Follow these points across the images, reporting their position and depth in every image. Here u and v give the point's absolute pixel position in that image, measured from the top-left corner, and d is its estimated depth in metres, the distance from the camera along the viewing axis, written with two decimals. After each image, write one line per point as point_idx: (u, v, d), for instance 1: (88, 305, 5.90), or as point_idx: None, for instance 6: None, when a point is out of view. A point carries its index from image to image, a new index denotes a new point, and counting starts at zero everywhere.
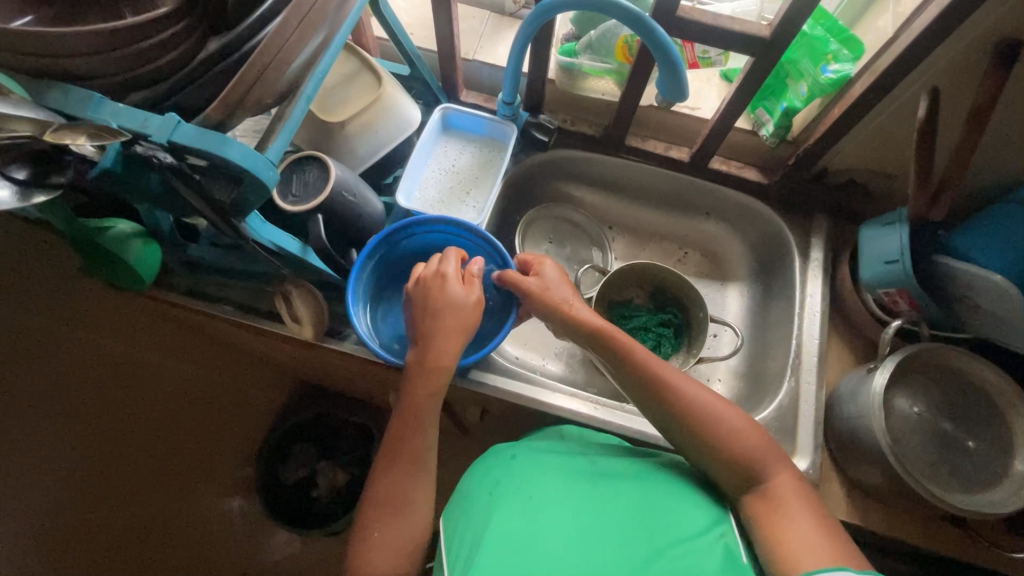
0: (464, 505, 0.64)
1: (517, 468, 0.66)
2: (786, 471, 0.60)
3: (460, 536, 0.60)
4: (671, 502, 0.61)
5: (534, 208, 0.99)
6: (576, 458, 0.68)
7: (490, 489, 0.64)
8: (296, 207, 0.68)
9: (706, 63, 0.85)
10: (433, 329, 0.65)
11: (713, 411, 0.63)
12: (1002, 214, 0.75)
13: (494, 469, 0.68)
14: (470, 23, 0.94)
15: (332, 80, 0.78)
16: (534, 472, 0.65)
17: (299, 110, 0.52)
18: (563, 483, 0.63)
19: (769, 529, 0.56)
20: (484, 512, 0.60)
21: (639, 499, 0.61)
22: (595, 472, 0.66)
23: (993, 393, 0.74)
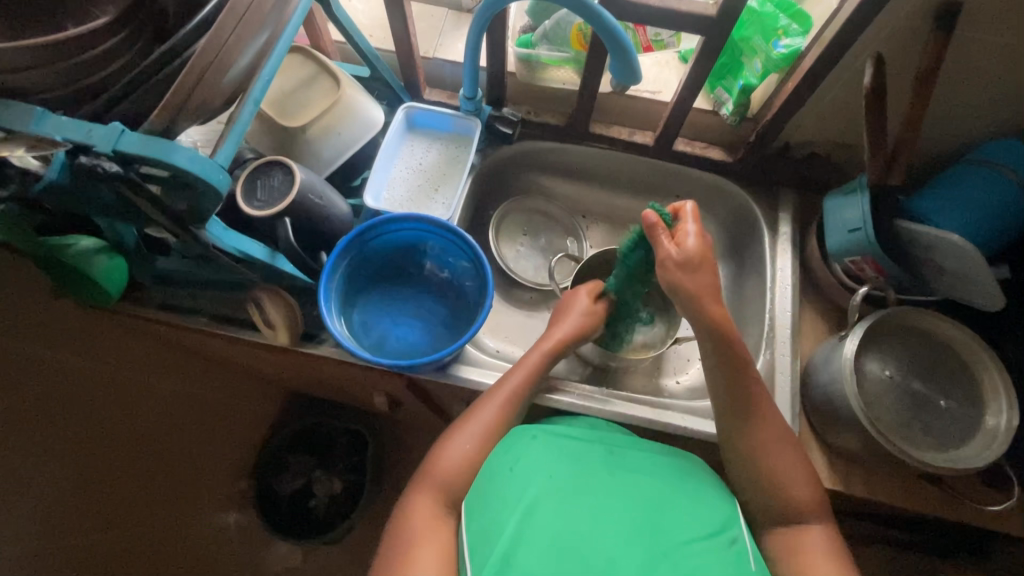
0: (483, 484, 0.62)
1: (539, 450, 0.64)
2: (809, 494, 0.63)
3: (477, 514, 0.59)
4: (681, 499, 0.61)
5: (506, 202, 1.00)
6: (591, 446, 0.67)
7: (511, 467, 0.63)
8: (262, 211, 0.67)
9: (660, 45, 0.89)
10: (519, 364, 0.74)
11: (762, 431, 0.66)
12: (958, 177, 0.77)
13: (511, 447, 0.66)
14: (429, 22, 0.95)
15: (291, 85, 0.78)
16: (554, 462, 0.62)
17: (249, 113, 0.53)
18: (581, 473, 0.62)
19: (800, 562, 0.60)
20: (508, 496, 0.59)
21: (649, 492, 0.61)
22: (610, 462, 0.65)
23: (960, 350, 0.76)
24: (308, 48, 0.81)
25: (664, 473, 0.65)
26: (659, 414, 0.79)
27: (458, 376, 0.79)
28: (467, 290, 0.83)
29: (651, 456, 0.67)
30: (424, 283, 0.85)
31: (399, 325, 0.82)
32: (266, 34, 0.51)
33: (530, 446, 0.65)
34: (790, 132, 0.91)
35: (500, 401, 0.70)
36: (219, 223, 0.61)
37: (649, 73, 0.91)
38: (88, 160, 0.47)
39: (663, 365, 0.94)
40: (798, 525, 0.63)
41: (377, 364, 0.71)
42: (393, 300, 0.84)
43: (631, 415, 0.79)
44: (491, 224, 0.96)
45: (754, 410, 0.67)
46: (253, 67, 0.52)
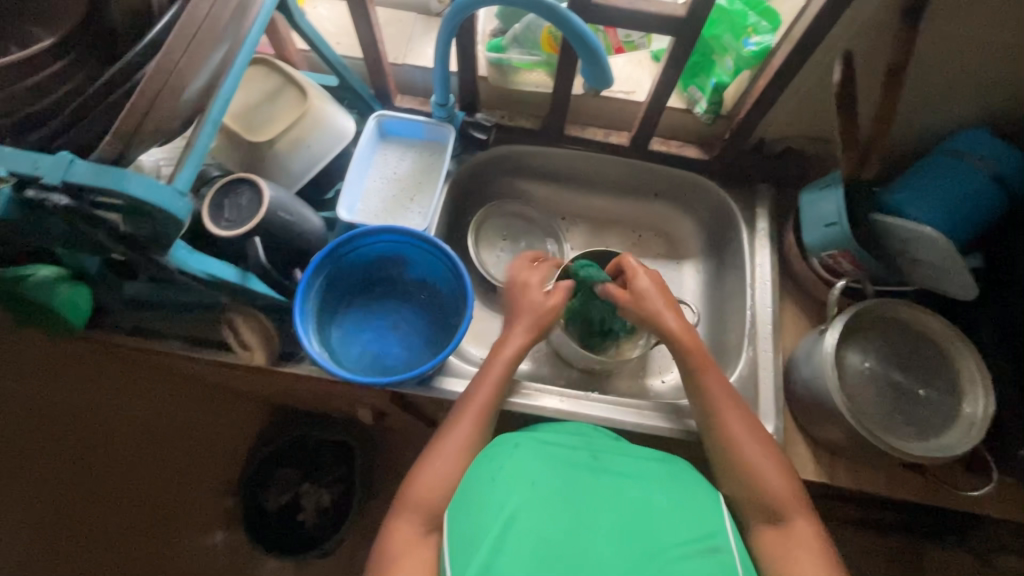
0: (466, 491, 0.61)
1: (522, 459, 0.63)
2: (792, 497, 0.63)
3: (459, 524, 0.57)
4: (666, 500, 0.61)
5: (484, 206, 0.99)
6: (576, 452, 0.66)
7: (493, 475, 0.61)
8: (230, 231, 0.65)
9: (632, 46, 0.91)
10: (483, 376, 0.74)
11: (727, 422, 0.68)
12: (928, 168, 0.78)
13: (494, 456, 0.64)
14: (397, 27, 0.93)
15: (256, 99, 0.76)
16: (538, 468, 0.62)
17: (206, 136, 0.52)
18: (566, 480, 0.61)
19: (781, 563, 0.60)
20: (488, 504, 0.57)
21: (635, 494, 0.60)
22: (595, 466, 0.64)
23: (937, 339, 0.77)
24: (272, 59, 0.78)
25: (649, 476, 0.64)
26: (642, 417, 0.80)
27: (443, 389, 0.78)
28: (448, 300, 0.82)
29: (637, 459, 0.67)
30: (403, 295, 0.84)
31: (379, 340, 0.81)
32: (223, 52, 0.49)
33: (513, 454, 0.64)
34: (764, 128, 0.91)
35: (474, 411, 0.71)
36: (183, 246, 0.58)
37: (622, 74, 0.91)
38: (35, 194, 0.45)
39: (648, 365, 0.94)
40: (793, 533, 0.62)
41: (358, 382, 0.69)
42: (372, 314, 0.82)
43: (617, 419, 0.80)
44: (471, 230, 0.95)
45: (712, 400, 0.70)
46: (210, 87, 0.50)
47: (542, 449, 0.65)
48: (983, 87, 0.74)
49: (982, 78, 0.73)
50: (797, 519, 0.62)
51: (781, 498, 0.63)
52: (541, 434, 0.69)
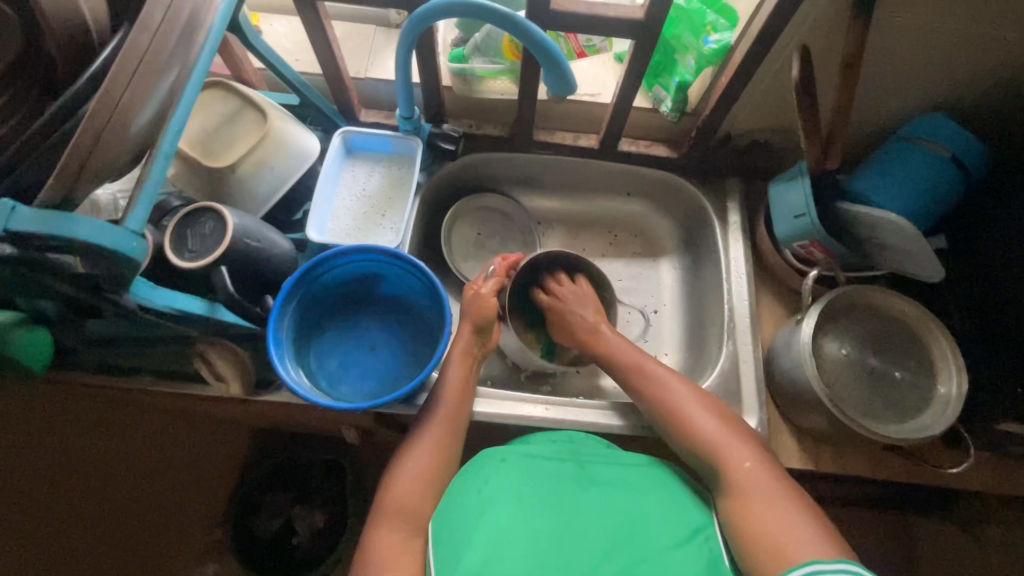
0: (453, 501, 0.62)
1: (510, 473, 0.63)
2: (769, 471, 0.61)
3: (444, 536, 0.58)
4: (653, 505, 0.62)
5: (456, 203, 0.96)
6: (566, 463, 0.66)
7: (480, 489, 0.62)
8: (194, 262, 0.63)
9: (593, 50, 0.88)
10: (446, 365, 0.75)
11: (666, 391, 0.71)
12: (890, 155, 0.79)
13: (480, 468, 0.65)
14: (356, 41, 0.91)
15: (214, 123, 0.74)
16: (526, 482, 0.62)
17: (158, 172, 0.50)
18: (552, 492, 0.62)
19: (749, 529, 0.58)
20: (476, 517, 0.58)
21: (620, 504, 0.62)
22: (584, 477, 0.65)
23: (910, 322, 0.79)
24: (228, 81, 0.76)
25: (636, 483, 0.65)
26: (629, 418, 0.79)
27: None
28: (426, 314, 0.81)
29: (625, 463, 0.67)
30: (380, 314, 0.83)
31: (359, 361, 0.79)
32: (169, 84, 0.48)
33: (500, 468, 0.64)
34: (730, 123, 0.92)
35: (446, 418, 0.71)
36: (145, 283, 0.57)
37: (587, 76, 0.91)
38: None
39: None
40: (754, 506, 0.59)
41: (338, 407, 0.67)
42: (350, 336, 0.81)
43: (605, 422, 0.78)
44: (444, 225, 0.93)
45: (644, 380, 0.73)
46: (158, 120, 0.48)
47: (528, 461, 0.65)
48: (938, 72, 0.76)
49: (936, 64, 0.75)
50: (739, 464, 0.62)
51: (723, 450, 0.64)
52: (526, 443, 0.68)
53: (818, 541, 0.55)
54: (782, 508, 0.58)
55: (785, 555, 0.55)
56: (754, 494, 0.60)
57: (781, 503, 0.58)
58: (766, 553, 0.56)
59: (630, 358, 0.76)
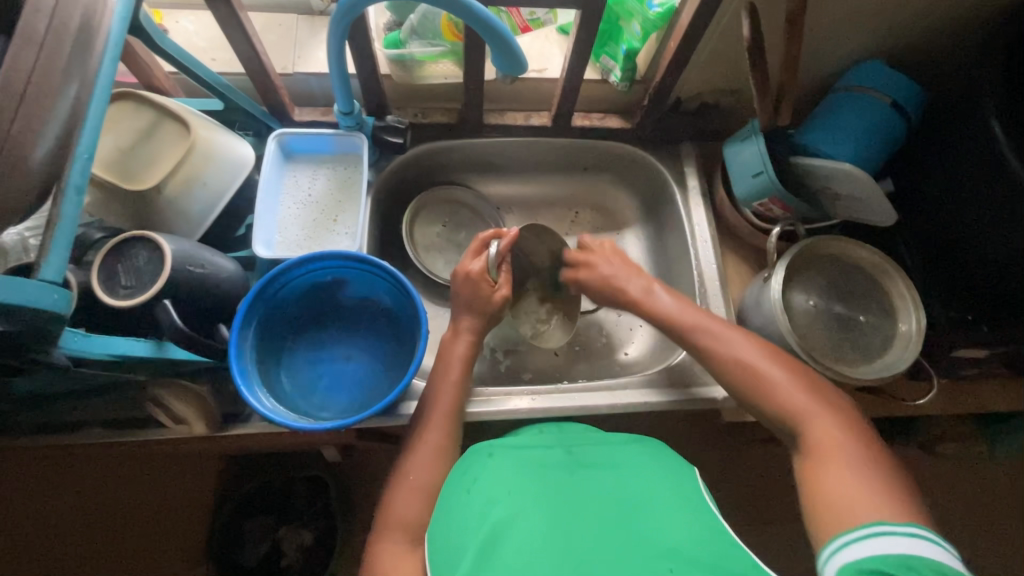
0: (446, 505, 0.60)
1: (498, 465, 0.62)
2: (830, 425, 0.59)
3: (439, 543, 0.56)
4: (643, 480, 0.59)
5: (416, 197, 0.92)
6: (552, 450, 0.64)
7: (469, 488, 0.60)
8: (131, 299, 0.56)
9: (536, 24, 0.83)
10: (442, 394, 0.71)
11: (734, 354, 0.68)
12: (837, 106, 0.81)
13: (469, 467, 0.63)
14: (279, 33, 0.84)
15: (128, 140, 0.66)
16: (514, 470, 0.60)
17: (72, 207, 0.44)
18: (542, 480, 0.59)
19: (812, 484, 0.56)
20: (466, 518, 0.56)
21: (612, 487, 0.58)
22: (573, 462, 0.62)
23: (868, 266, 0.82)
24: (138, 90, 0.68)
25: (628, 462, 0.62)
26: (617, 398, 0.78)
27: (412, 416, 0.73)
28: (399, 316, 0.77)
29: (614, 447, 0.65)
30: (350, 320, 0.78)
31: (337, 376, 0.75)
32: (68, 106, 0.41)
33: (489, 462, 0.63)
34: (679, 87, 0.91)
35: (440, 428, 0.69)
36: (77, 332, 0.50)
37: (530, 52, 0.88)
38: None
39: (609, 340, 0.93)
40: (818, 453, 0.58)
41: (314, 430, 0.63)
42: (324, 348, 0.76)
43: (593, 404, 0.78)
44: (404, 224, 0.89)
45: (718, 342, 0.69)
46: (61, 149, 0.42)
47: (518, 452, 0.64)
48: (874, 19, 0.77)
49: (873, 11, 0.76)
50: (823, 427, 0.60)
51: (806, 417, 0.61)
52: (513, 438, 0.68)
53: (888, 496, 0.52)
54: (852, 467, 0.55)
55: (849, 515, 0.52)
56: (829, 455, 0.57)
57: (857, 461, 0.56)
58: (833, 514, 0.53)
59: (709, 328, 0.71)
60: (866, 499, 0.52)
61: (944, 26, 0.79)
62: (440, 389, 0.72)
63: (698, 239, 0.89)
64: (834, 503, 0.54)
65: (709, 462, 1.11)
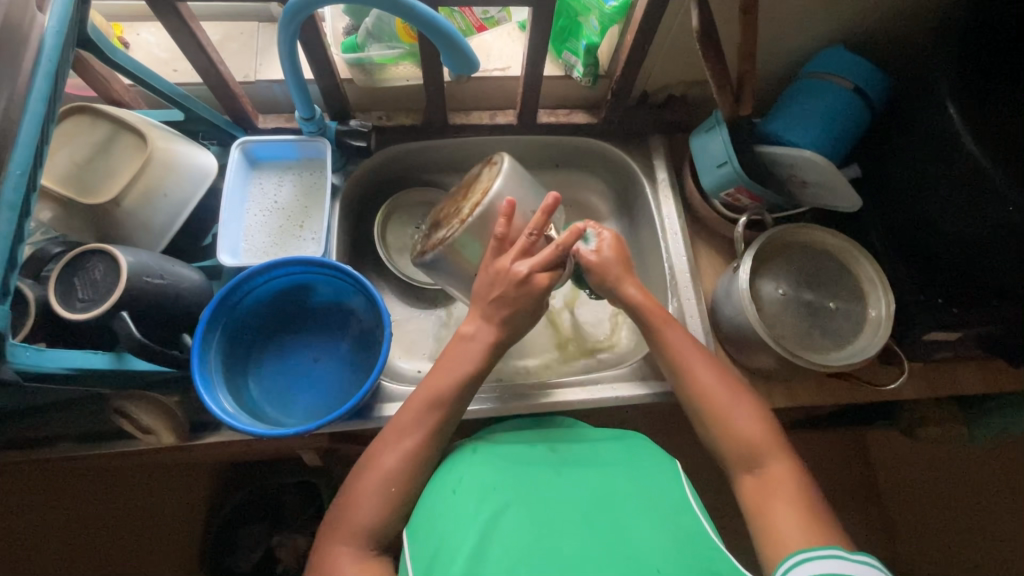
0: (429, 502, 0.60)
1: (483, 464, 0.62)
2: (778, 463, 0.62)
3: (425, 545, 0.56)
4: (626, 482, 0.60)
5: (388, 199, 0.93)
6: (537, 449, 0.65)
7: (453, 488, 0.60)
8: (86, 313, 0.56)
9: (492, 22, 0.82)
10: None
11: (695, 382, 0.68)
12: (800, 95, 0.81)
13: (453, 465, 0.63)
14: (239, 42, 0.84)
15: (85, 154, 0.66)
16: (499, 471, 0.61)
17: (5, 224, 0.44)
18: (525, 479, 0.60)
19: (761, 516, 0.60)
20: (454, 520, 0.56)
21: (597, 488, 0.59)
22: (557, 462, 0.63)
23: (838, 253, 0.82)
24: (94, 104, 0.68)
25: (610, 462, 0.63)
26: (589, 393, 0.78)
27: (384, 418, 0.73)
28: (367, 319, 0.77)
29: (594, 446, 0.66)
30: (320, 326, 0.78)
31: (306, 382, 0.75)
32: None
33: (473, 460, 0.63)
34: (644, 80, 0.91)
35: None
36: (29, 347, 0.50)
37: (492, 51, 0.88)
38: None
39: (584, 336, 0.93)
40: (759, 472, 0.63)
41: (279, 436, 0.63)
42: (293, 354, 0.77)
43: (566, 400, 0.78)
44: (376, 228, 0.90)
45: (682, 365, 0.69)
46: None
47: (501, 449, 0.65)
48: (830, 5, 0.77)
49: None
50: (763, 465, 0.63)
51: (755, 452, 0.63)
52: (495, 437, 0.68)
53: (819, 527, 0.57)
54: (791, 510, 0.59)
55: (786, 544, 0.56)
56: (766, 493, 0.61)
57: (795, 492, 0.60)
58: (774, 542, 0.57)
59: (682, 347, 0.70)
60: (793, 521, 0.58)
61: (902, 9, 0.79)
62: None
63: (670, 231, 0.89)
64: (780, 532, 0.57)
65: (693, 455, 1.11)
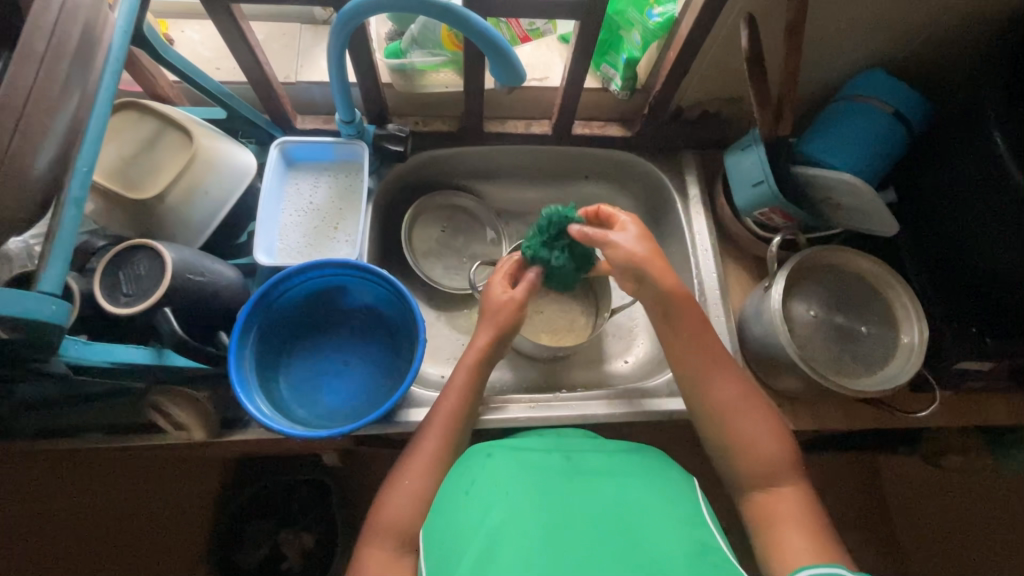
0: (443, 505, 0.59)
1: (498, 465, 0.61)
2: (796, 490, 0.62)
3: (436, 546, 0.55)
4: (642, 491, 0.58)
5: (414, 202, 0.92)
6: (550, 454, 0.64)
7: (466, 490, 0.59)
8: (131, 308, 0.56)
9: (536, 33, 0.85)
10: (444, 405, 0.70)
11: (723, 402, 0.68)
12: (838, 117, 0.80)
13: (468, 467, 0.63)
14: (283, 42, 0.85)
15: (132, 148, 0.67)
16: (513, 472, 0.60)
17: (71, 219, 0.45)
18: (539, 480, 0.58)
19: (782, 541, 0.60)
20: (466, 519, 0.55)
21: (612, 495, 0.58)
22: (570, 467, 0.62)
23: (872, 277, 0.81)
24: (143, 101, 0.69)
25: (623, 471, 0.61)
26: (614, 407, 0.78)
27: (410, 424, 0.73)
28: (398, 323, 0.77)
29: (611, 454, 0.65)
30: (350, 329, 0.79)
31: (335, 384, 0.75)
32: (66, 119, 0.43)
33: (487, 464, 0.62)
34: (680, 95, 0.91)
35: (440, 435, 0.69)
36: (77, 341, 0.51)
37: (532, 61, 0.88)
38: None
39: (608, 349, 0.93)
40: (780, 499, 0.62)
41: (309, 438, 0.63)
42: (323, 356, 0.77)
43: (592, 413, 0.78)
44: (404, 228, 0.89)
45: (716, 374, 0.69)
46: (60, 162, 0.43)
47: (517, 453, 0.63)
48: (874, 29, 0.77)
49: (872, 21, 0.76)
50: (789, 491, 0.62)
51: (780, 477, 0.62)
52: (513, 442, 0.67)
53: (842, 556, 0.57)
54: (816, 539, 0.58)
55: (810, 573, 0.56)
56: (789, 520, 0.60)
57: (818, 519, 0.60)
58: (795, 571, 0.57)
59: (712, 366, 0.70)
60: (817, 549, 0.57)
61: (946, 36, 0.79)
62: (445, 394, 0.71)
63: (700, 246, 0.88)
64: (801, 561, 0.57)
65: (706, 471, 1.11)
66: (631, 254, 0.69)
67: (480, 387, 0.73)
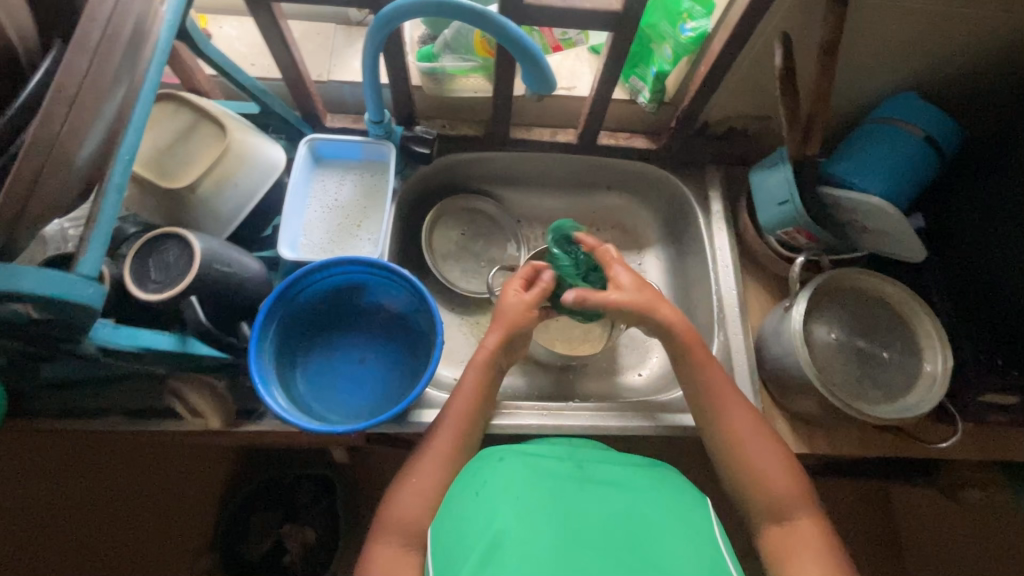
0: (452, 504, 0.59)
1: (510, 468, 0.60)
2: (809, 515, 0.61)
3: (443, 545, 0.55)
4: (654, 505, 0.58)
5: (436, 205, 0.93)
6: (563, 461, 0.63)
7: (477, 490, 0.58)
8: (159, 295, 0.57)
9: (569, 44, 0.85)
10: (455, 409, 0.70)
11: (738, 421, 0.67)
12: (868, 139, 0.80)
13: (479, 468, 0.62)
14: (317, 41, 0.86)
15: (168, 139, 0.68)
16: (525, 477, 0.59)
17: (112, 204, 0.47)
18: (550, 488, 0.58)
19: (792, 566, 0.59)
20: (475, 520, 0.55)
21: (624, 507, 0.57)
22: (583, 475, 0.61)
23: (896, 302, 0.80)
24: (180, 93, 0.71)
25: (636, 484, 0.61)
26: (627, 420, 0.77)
27: (421, 424, 0.73)
28: (416, 323, 0.78)
29: (624, 466, 0.64)
30: (368, 326, 0.79)
31: (351, 381, 0.76)
32: (114, 108, 0.44)
33: (499, 467, 0.61)
34: (708, 110, 0.90)
35: (452, 437, 0.68)
36: (106, 324, 0.52)
37: (560, 70, 0.89)
38: None
39: (622, 360, 0.92)
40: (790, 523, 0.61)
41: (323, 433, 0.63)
42: (340, 351, 0.77)
43: (604, 424, 0.77)
44: (424, 229, 0.90)
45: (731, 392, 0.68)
46: (104, 150, 0.44)
47: (530, 458, 0.63)
48: (909, 52, 0.76)
49: (908, 44, 0.75)
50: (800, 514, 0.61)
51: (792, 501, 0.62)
52: (525, 446, 0.66)
53: None
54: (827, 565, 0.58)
55: None
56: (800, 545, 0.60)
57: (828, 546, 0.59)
58: None
59: (729, 384, 0.69)
60: None
61: (982, 62, 0.78)
62: (457, 395, 0.71)
63: (720, 263, 0.88)
64: None
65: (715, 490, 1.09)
66: (646, 305, 0.69)
67: (492, 392, 0.73)
